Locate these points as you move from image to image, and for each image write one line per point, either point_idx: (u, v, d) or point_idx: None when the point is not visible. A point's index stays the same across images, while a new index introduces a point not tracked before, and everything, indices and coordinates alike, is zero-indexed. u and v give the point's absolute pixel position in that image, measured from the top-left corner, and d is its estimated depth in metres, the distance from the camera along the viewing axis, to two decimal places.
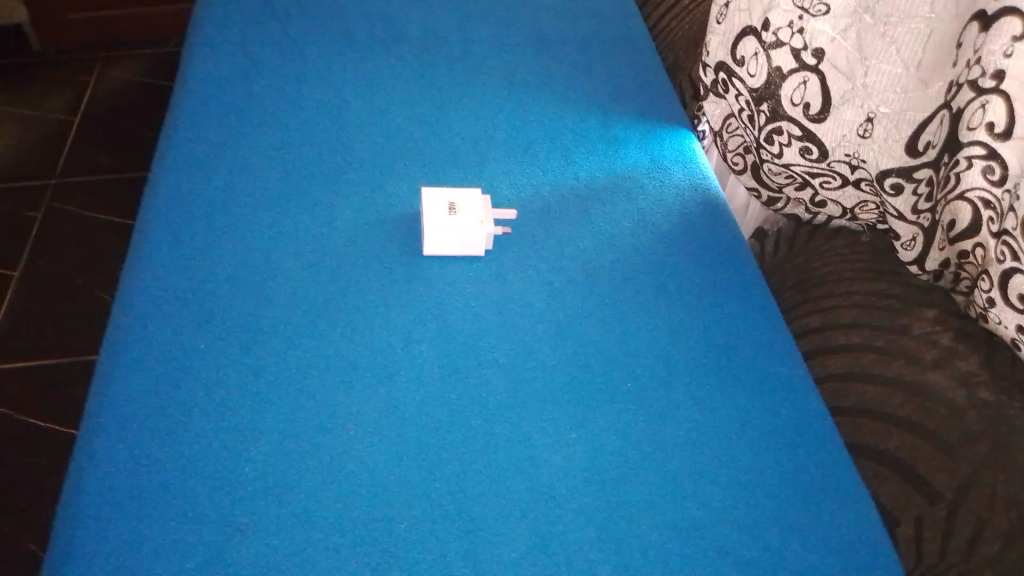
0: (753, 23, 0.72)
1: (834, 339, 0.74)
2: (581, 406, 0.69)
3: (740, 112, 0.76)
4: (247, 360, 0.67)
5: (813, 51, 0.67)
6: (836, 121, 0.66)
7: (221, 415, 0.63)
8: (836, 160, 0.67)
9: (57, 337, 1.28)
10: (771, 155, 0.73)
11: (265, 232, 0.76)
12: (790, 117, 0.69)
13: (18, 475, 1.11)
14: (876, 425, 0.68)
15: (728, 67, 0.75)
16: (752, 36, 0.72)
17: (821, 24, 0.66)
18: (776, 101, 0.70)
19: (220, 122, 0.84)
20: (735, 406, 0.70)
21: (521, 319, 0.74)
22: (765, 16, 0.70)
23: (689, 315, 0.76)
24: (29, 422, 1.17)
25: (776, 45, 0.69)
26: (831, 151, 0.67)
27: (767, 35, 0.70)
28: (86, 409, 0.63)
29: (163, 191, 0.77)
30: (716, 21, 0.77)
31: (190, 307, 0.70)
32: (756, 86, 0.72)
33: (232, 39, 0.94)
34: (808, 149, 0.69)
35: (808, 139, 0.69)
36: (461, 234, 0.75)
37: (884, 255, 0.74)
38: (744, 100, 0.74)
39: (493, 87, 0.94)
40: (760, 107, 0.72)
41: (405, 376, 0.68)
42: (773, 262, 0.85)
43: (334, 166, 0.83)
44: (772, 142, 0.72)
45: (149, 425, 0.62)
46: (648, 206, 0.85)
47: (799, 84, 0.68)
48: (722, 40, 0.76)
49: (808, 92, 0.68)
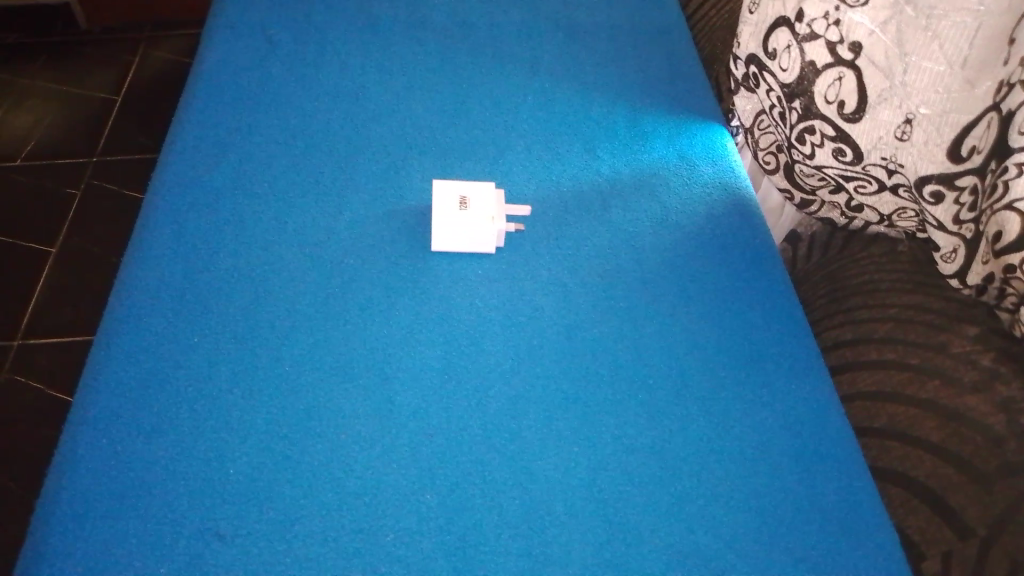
0: (787, 14, 0.67)
1: (865, 355, 0.69)
2: (587, 415, 0.65)
3: (771, 108, 0.72)
4: (242, 354, 0.65)
5: (849, 45, 0.62)
6: (872, 122, 0.61)
7: (211, 411, 0.62)
8: (872, 164, 0.63)
9: (86, 315, 1.29)
10: (802, 155, 0.68)
11: (271, 221, 0.74)
12: (822, 117, 0.65)
13: (42, 447, 1.12)
14: (905, 450, 0.64)
15: (759, 60, 0.71)
16: (786, 27, 0.67)
17: (859, 16, 0.61)
18: (808, 98, 0.65)
19: (233, 108, 0.83)
20: (752, 423, 0.66)
21: (530, 321, 0.71)
22: (799, 6, 0.65)
23: (708, 322, 0.72)
24: (54, 396, 1.17)
25: (810, 38, 0.64)
26: (866, 154, 0.63)
27: (801, 27, 0.65)
28: (75, 399, 0.62)
29: (169, 178, 0.76)
30: (749, 11, 0.73)
31: (188, 297, 0.68)
32: (789, 82, 0.67)
33: (252, 21, 0.92)
34: (841, 150, 0.64)
35: (842, 140, 0.64)
36: (472, 230, 0.72)
37: (925, 265, 0.68)
38: (776, 96, 0.70)
39: (516, 77, 0.90)
40: (793, 104, 0.67)
41: (405, 378, 0.66)
42: (806, 268, 0.80)
43: (347, 155, 0.80)
44: (804, 142, 0.67)
45: (136, 419, 0.61)
46: (673, 205, 0.81)
47: (833, 81, 0.63)
48: (754, 32, 0.72)
49: (843, 89, 0.63)
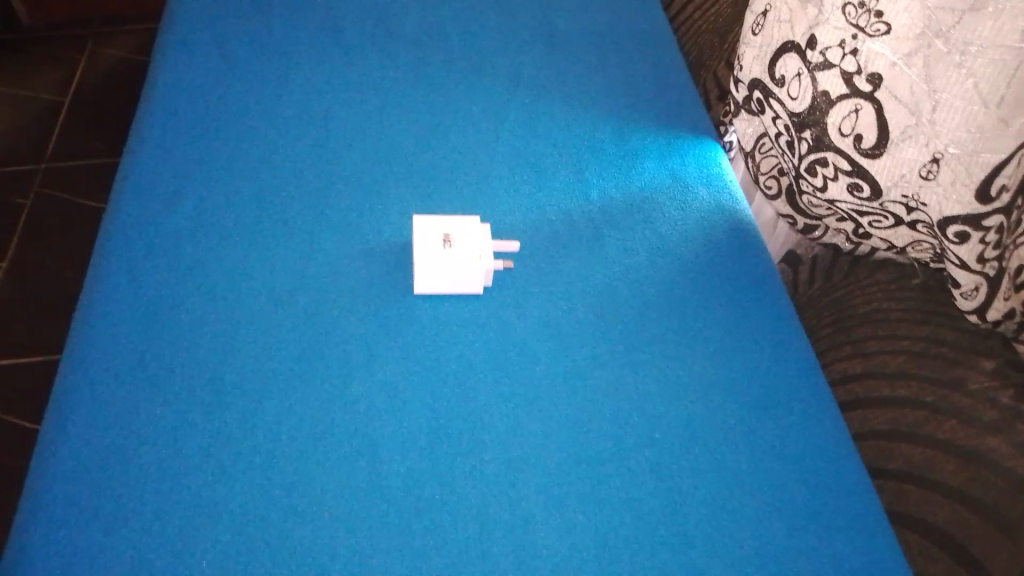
0: (796, 39, 0.63)
1: (878, 391, 0.66)
2: (590, 473, 0.61)
3: (777, 136, 0.67)
4: (211, 422, 0.59)
5: (868, 76, 0.57)
6: (893, 158, 0.56)
7: (178, 492, 0.56)
8: (891, 201, 0.58)
9: (50, 333, 1.21)
10: (812, 187, 0.64)
11: (239, 266, 0.68)
12: (837, 149, 0.60)
13: (15, 482, 1.06)
14: (924, 494, 0.60)
15: (765, 86, 0.67)
16: (795, 53, 0.63)
17: (879, 46, 0.56)
18: (821, 129, 0.61)
19: (192, 137, 0.76)
20: (762, 474, 0.63)
21: (522, 368, 0.66)
22: (811, 31, 0.62)
23: (712, 365, 0.68)
24: (25, 425, 1.11)
25: (823, 67, 0.60)
26: (885, 191, 0.58)
27: (813, 55, 0.61)
28: (27, 485, 0.56)
29: (124, 220, 0.70)
30: (752, 32, 0.69)
31: (148, 358, 0.62)
32: (799, 111, 0.63)
33: (209, 37, 0.86)
34: (858, 186, 0.60)
35: (859, 175, 0.59)
36: (457, 272, 0.66)
37: (946, 299, 0.64)
38: (783, 124, 0.65)
39: (495, 93, 0.85)
40: (803, 134, 0.63)
41: (392, 440, 0.60)
42: (809, 294, 0.75)
43: (317, 186, 0.74)
44: (815, 174, 0.63)
45: (95, 506, 0.55)
46: (668, 232, 0.76)
47: (849, 112, 0.59)
48: (757, 54, 0.68)
49: (860, 123, 0.58)
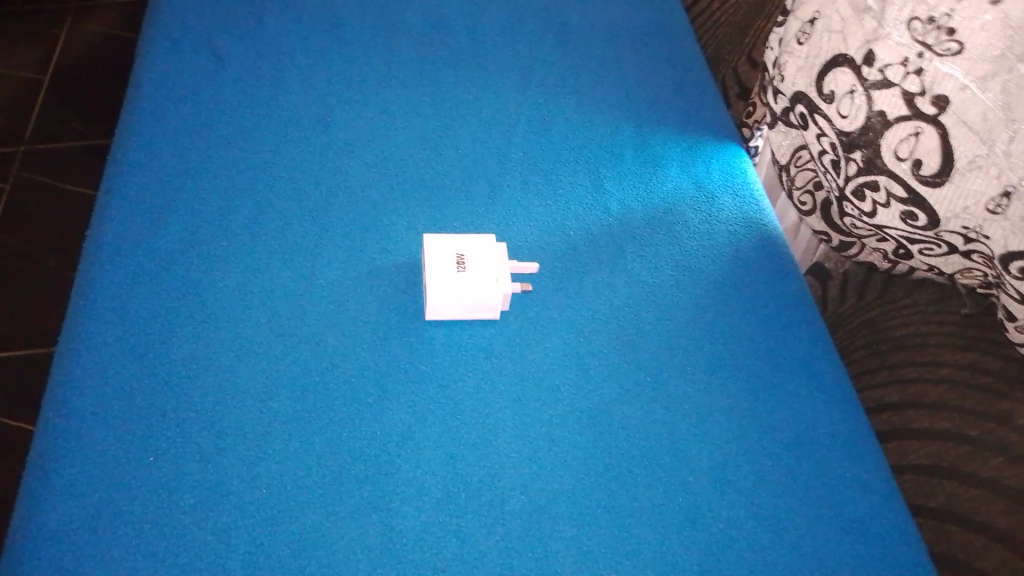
0: (849, 52, 0.59)
1: (916, 422, 0.62)
2: (620, 520, 0.57)
3: (820, 154, 0.63)
4: (209, 472, 0.54)
5: (933, 98, 0.53)
6: (957, 188, 0.52)
7: (177, 556, 0.51)
8: (948, 231, 0.54)
9: (39, 327, 1.16)
10: (859, 212, 0.60)
11: (235, 289, 0.63)
12: (891, 173, 0.56)
13: (6, 486, 1.01)
14: (967, 537, 0.57)
15: (810, 100, 0.62)
16: (848, 68, 0.59)
17: (949, 66, 0.52)
18: (873, 150, 0.57)
19: (182, 143, 0.71)
20: (800, 515, 0.59)
21: (542, 400, 0.61)
22: (867, 46, 0.57)
23: (744, 395, 0.64)
24: (19, 426, 1.06)
25: (881, 86, 0.56)
26: (944, 221, 0.54)
27: (869, 71, 0.57)
28: (10, 550, 0.51)
29: (110, 238, 0.64)
30: (797, 42, 0.65)
31: (137, 400, 0.57)
32: (849, 130, 0.59)
33: (198, 31, 0.80)
34: (913, 214, 0.56)
35: (915, 203, 0.55)
36: (473, 296, 0.61)
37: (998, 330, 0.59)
38: (828, 141, 0.61)
39: (505, 92, 0.80)
40: (852, 155, 0.59)
41: (406, 487, 0.56)
42: (840, 312, 0.72)
43: (319, 197, 0.69)
44: (863, 198, 0.59)
45: (86, 570, 0.50)
46: (694, 248, 0.72)
47: (908, 135, 0.54)
48: (802, 65, 0.63)
49: (919, 147, 0.54)
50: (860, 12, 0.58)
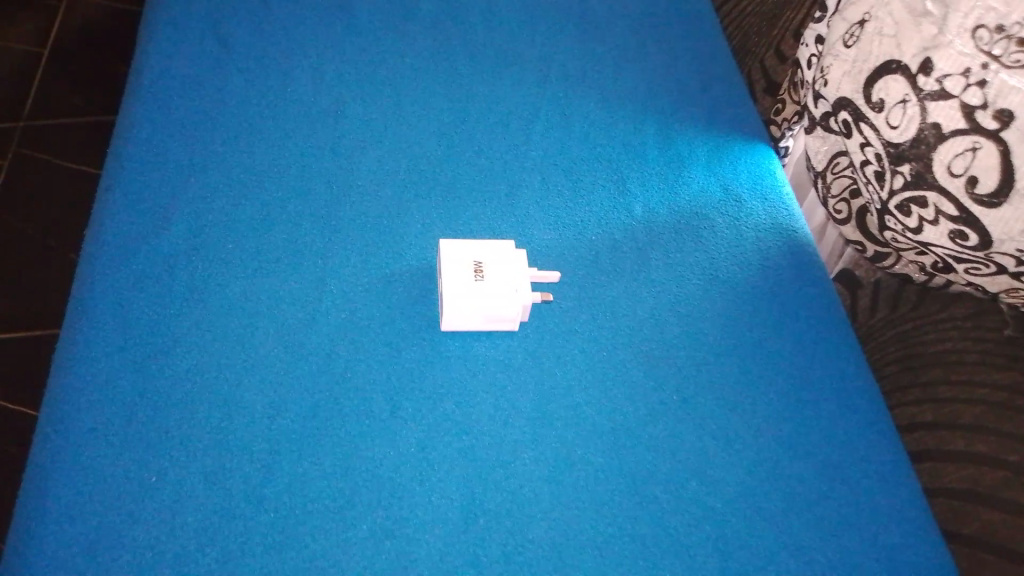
0: (902, 59, 0.55)
1: (951, 443, 0.59)
2: (645, 546, 0.54)
3: (863, 164, 0.60)
4: (214, 492, 0.51)
5: (995, 111, 0.49)
6: (1015, 209, 0.49)
7: None
8: (1000, 252, 0.52)
9: (39, 311, 1.13)
10: (903, 227, 0.58)
11: (242, 295, 0.60)
12: (941, 189, 0.53)
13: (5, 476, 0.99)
14: (1003, 567, 0.54)
15: (856, 107, 0.59)
16: (901, 75, 0.55)
17: (1015, 79, 0.48)
18: (924, 164, 0.54)
19: (187, 137, 0.68)
20: (831, 542, 0.56)
21: (562, 417, 0.58)
22: (924, 53, 0.54)
23: (773, 413, 0.61)
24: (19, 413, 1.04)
25: (938, 96, 0.52)
26: (997, 243, 0.51)
27: (925, 80, 0.53)
28: None
29: (110, 237, 0.61)
30: (844, 43, 0.61)
31: (139, 415, 0.54)
32: (898, 142, 0.55)
33: (204, 19, 0.77)
34: (963, 234, 0.53)
35: (967, 222, 0.52)
36: (492, 306, 0.58)
37: None
38: (874, 152, 0.58)
39: (524, 87, 0.77)
40: (899, 168, 0.56)
41: (421, 509, 0.53)
42: (872, 324, 0.69)
43: (331, 197, 0.66)
44: (909, 213, 0.56)
45: None
46: (721, 254, 0.69)
47: (965, 150, 0.51)
48: (848, 70, 0.60)
49: (977, 163, 0.51)
50: (917, 15, 0.54)
